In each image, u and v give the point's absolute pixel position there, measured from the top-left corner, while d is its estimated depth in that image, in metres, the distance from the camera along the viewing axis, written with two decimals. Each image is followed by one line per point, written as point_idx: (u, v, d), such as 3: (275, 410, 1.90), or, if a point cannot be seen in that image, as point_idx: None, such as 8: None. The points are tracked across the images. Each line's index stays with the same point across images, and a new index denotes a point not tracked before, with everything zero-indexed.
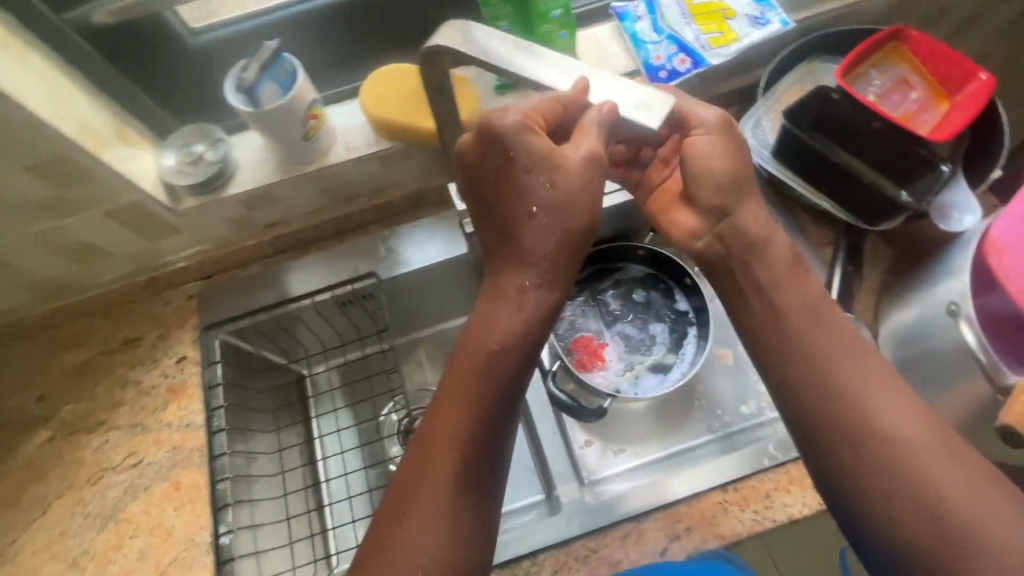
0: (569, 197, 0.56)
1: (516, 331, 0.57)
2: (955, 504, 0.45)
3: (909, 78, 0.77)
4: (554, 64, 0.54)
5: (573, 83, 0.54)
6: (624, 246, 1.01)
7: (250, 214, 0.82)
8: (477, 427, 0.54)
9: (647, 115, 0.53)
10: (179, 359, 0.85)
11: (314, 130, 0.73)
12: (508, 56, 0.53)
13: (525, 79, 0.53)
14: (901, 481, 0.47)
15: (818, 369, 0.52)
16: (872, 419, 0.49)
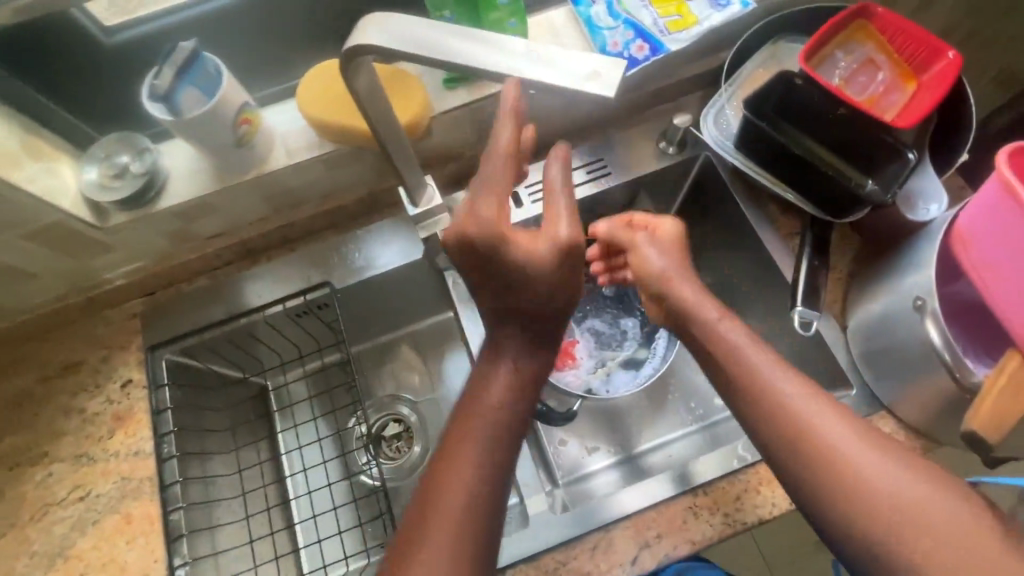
0: (560, 273, 0.52)
1: (509, 392, 0.56)
2: (920, 516, 0.46)
3: (876, 58, 0.74)
4: (481, 43, 0.43)
5: (505, 60, 0.42)
6: (595, 237, 0.96)
7: (189, 227, 0.77)
8: (484, 484, 0.52)
9: (596, 83, 0.39)
10: (124, 383, 0.80)
11: (248, 135, 0.68)
12: (427, 44, 0.44)
13: (447, 64, 0.43)
14: (866, 500, 0.48)
15: (774, 406, 0.54)
16: (829, 446, 0.51)
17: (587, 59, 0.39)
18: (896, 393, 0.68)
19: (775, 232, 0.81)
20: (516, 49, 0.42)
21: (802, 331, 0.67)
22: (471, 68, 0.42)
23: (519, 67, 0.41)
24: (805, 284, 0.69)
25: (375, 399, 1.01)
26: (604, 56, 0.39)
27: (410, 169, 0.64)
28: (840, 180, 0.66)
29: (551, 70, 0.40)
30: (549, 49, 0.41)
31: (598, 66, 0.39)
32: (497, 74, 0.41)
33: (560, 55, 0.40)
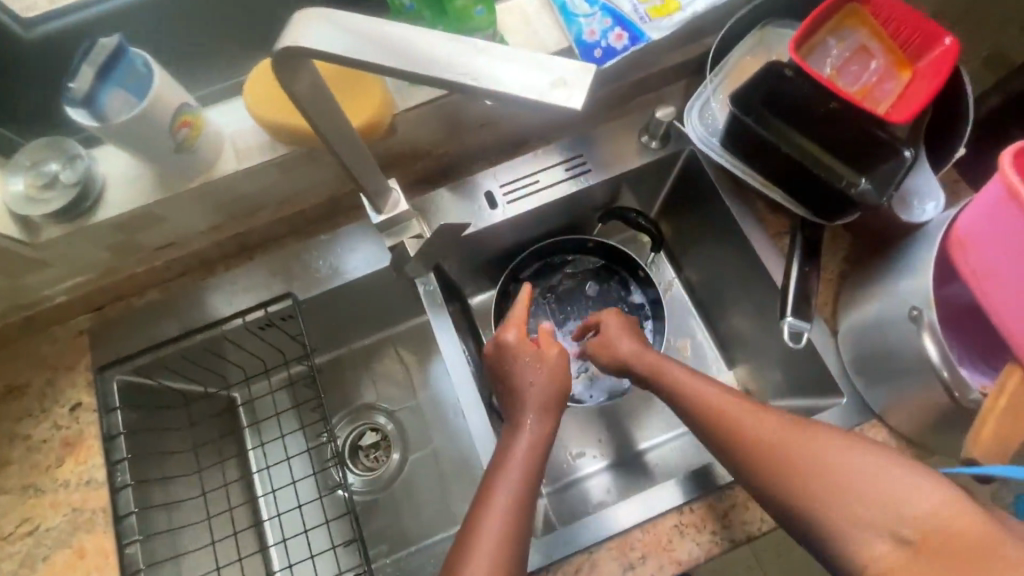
0: (555, 369, 0.70)
1: (532, 446, 0.64)
2: (878, 497, 0.48)
3: (869, 45, 0.70)
4: (429, 45, 0.37)
5: (460, 64, 0.36)
6: (574, 239, 0.90)
7: (133, 239, 0.71)
8: (516, 528, 0.57)
9: (561, 95, 0.33)
10: (73, 407, 0.74)
11: (190, 139, 0.61)
12: (368, 46, 0.38)
13: (392, 70, 0.37)
14: (825, 492, 0.51)
15: (727, 424, 0.60)
16: (779, 449, 0.55)
17: (554, 67, 0.34)
18: (886, 402, 0.65)
19: (762, 231, 0.77)
20: (469, 52, 0.36)
21: (792, 344, 0.63)
22: (419, 76, 0.37)
23: (473, 74, 0.35)
24: (795, 291, 0.65)
25: (351, 408, 0.97)
26: (570, 61, 0.34)
27: (371, 175, 0.58)
28: (833, 180, 0.62)
29: (510, 78, 0.35)
30: (506, 51, 0.35)
31: (563, 73, 0.34)
32: (449, 82, 0.36)
33: (520, 59, 0.35)
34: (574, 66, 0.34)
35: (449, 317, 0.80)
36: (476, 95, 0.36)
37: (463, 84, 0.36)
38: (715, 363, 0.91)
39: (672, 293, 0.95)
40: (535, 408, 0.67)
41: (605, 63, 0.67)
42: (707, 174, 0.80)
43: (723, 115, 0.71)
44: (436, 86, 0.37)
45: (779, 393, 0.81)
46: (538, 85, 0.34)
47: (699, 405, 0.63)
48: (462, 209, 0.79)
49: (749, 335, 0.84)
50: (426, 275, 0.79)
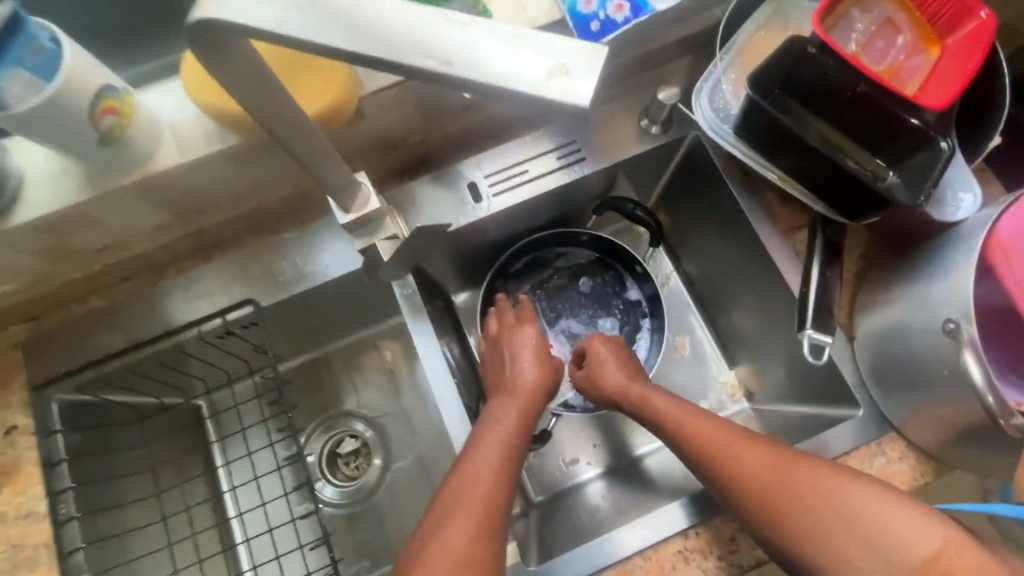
0: (551, 366, 0.68)
1: (515, 424, 0.61)
2: (883, 536, 0.46)
3: (896, 18, 0.62)
4: (386, 16, 0.28)
5: (427, 42, 0.28)
6: (566, 232, 0.82)
7: (65, 241, 0.61)
8: (490, 507, 0.53)
9: (562, 88, 0.26)
10: (7, 431, 0.65)
11: (118, 129, 0.52)
12: (308, 18, 0.29)
13: (341, 50, 0.29)
14: (825, 530, 0.48)
15: (711, 453, 0.55)
16: (772, 486, 0.51)
17: (551, 48, 0.26)
18: (908, 414, 0.60)
19: (773, 226, 0.70)
20: (439, 28, 0.27)
21: (813, 359, 0.60)
22: (376, 59, 0.28)
23: (446, 58, 0.27)
24: (813, 304, 0.61)
25: (326, 415, 0.89)
26: (572, 42, 0.26)
27: (335, 169, 0.50)
28: (862, 174, 0.55)
29: (494, 65, 0.27)
30: (487, 27, 0.27)
31: (563, 58, 0.26)
32: (415, 68, 0.27)
33: (507, 40, 0.27)
34: (577, 49, 0.26)
35: (430, 322, 0.72)
36: (450, 86, 0.27)
37: (433, 71, 0.27)
38: (715, 362, 0.85)
39: (670, 287, 0.88)
40: (527, 393, 0.65)
41: (604, 39, 0.59)
42: (712, 162, 0.73)
43: (736, 98, 0.63)
44: (398, 72, 0.29)
45: (784, 398, 0.76)
46: (532, 76, 0.26)
47: (686, 434, 0.58)
48: (442, 203, 0.71)
49: (753, 335, 0.78)
50: (403, 277, 0.71)
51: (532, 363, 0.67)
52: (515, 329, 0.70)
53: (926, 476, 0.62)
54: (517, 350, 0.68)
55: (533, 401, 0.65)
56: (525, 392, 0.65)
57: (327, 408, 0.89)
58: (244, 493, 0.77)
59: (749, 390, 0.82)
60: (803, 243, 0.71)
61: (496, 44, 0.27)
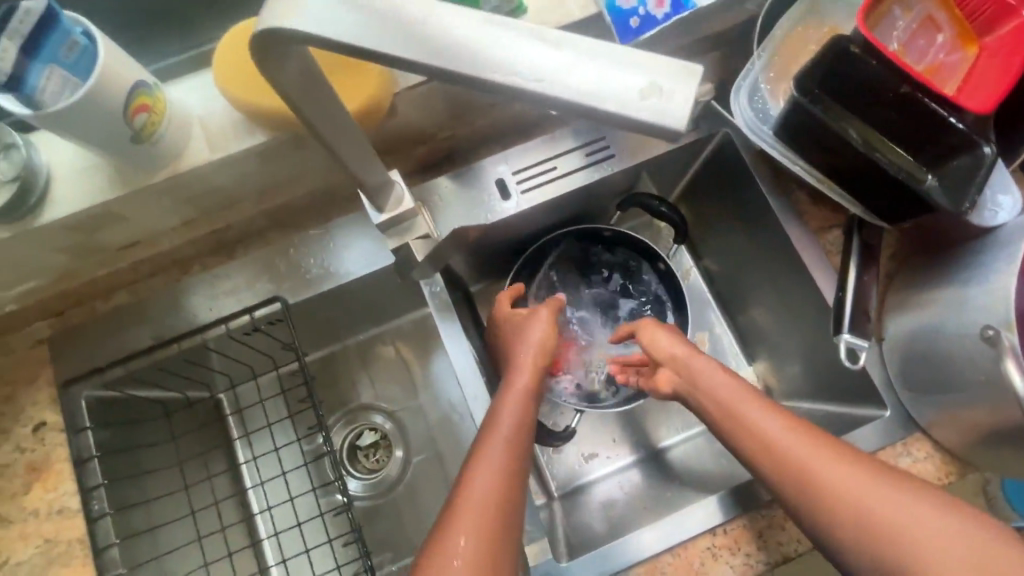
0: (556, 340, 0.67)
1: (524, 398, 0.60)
2: (910, 518, 0.47)
3: (935, 15, 0.61)
4: (464, 31, 0.28)
5: (506, 54, 0.27)
6: (588, 228, 0.80)
7: (91, 239, 0.61)
8: (509, 480, 0.53)
9: (658, 108, 0.25)
10: (36, 427, 0.65)
11: (150, 125, 0.51)
12: (380, 32, 0.29)
13: (418, 66, 0.28)
14: (859, 512, 0.49)
15: (749, 436, 0.57)
16: (810, 473, 0.52)
17: (642, 64, 0.26)
18: (936, 415, 0.61)
19: (803, 226, 0.70)
20: (522, 43, 0.27)
21: (850, 363, 0.61)
22: (457, 74, 0.28)
23: (532, 74, 0.27)
24: (850, 309, 0.62)
25: (346, 409, 0.89)
26: (665, 61, 0.26)
27: (371, 168, 0.49)
28: (905, 177, 0.55)
29: (583, 82, 0.26)
30: (574, 42, 0.27)
31: (655, 77, 0.26)
32: (499, 85, 0.27)
33: (595, 57, 0.26)
34: (670, 66, 0.26)
35: (457, 321, 0.72)
36: (534, 101, 0.27)
37: (515, 88, 0.27)
38: (735, 357, 0.84)
39: (690, 282, 0.88)
40: (532, 368, 0.63)
41: (644, 34, 0.58)
42: (742, 160, 0.72)
43: (776, 99, 0.63)
44: (479, 88, 0.28)
45: (805, 395, 0.77)
46: (625, 96, 0.26)
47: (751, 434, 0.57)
48: (470, 199, 0.69)
49: (775, 333, 0.78)
50: (432, 276, 0.71)
51: (537, 339, 0.66)
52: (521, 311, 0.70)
53: (950, 475, 0.62)
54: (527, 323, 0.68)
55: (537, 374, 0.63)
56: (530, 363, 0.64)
57: (347, 403, 0.89)
58: (270, 489, 0.78)
59: (767, 386, 0.81)
60: (833, 244, 0.70)
61: (582, 57, 0.26)
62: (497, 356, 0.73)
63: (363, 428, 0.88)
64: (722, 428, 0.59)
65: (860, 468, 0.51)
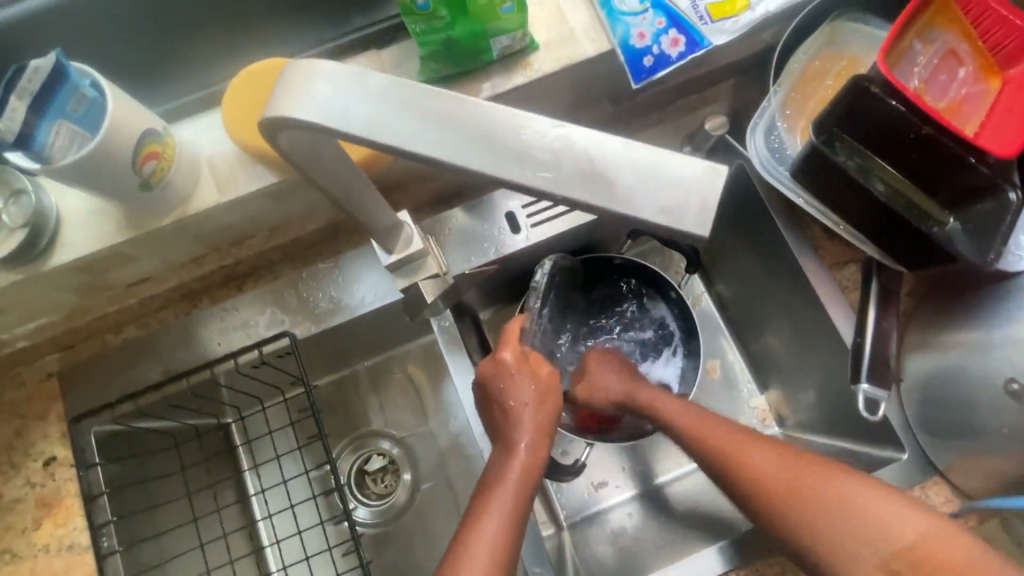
0: (555, 404, 0.60)
1: (519, 476, 0.55)
2: (871, 528, 0.50)
3: (958, 49, 0.60)
4: (485, 125, 0.31)
5: (546, 150, 0.31)
6: (600, 256, 0.79)
7: (101, 278, 0.61)
8: (502, 563, 0.51)
9: (677, 213, 0.30)
10: (46, 462, 0.65)
11: (159, 173, 0.51)
12: (399, 123, 0.31)
13: (442, 162, 0.31)
14: (830, 522, 0.51)
15: (741, 466, 0.57)
16: (774, 486, 0.54)
17: (667, 170, 0.30)
18: (957, 457, 0.59)
19: (819, 260, 0.68)
20: (547, 146, 0.30)
21: (869, 414, 0.60)
22: (485, 171, 0.31)
23: (557, 178, 0.30)
24: (869, 354, 0.61)
25: (356, 434, 0.85)
26: (689, 165, 0.30)
27: (380, 212, 0.49)
28: (915, 219, 0.54)
29: (608, 187, 0.30)
30: (601, 145, 0.30)
31: (674, 182, 0.30)
32: (534, 183, 0.30)
33: (621, 162, 0.30)
34: (697, 167, 0.30)
35: (467, 357, 0.71)
36: (566, 198, 0.31)
37: (543, 185, 0.31)
38: (746, 385, 0.82)
39: (701, 308, 0.86)
40: (533, 429, 0.58)
41: (659, 73, 0.59)
42: (757, 193, 0.70)
43: (793, 138, 0.63)
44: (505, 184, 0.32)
45: (820, 428, 0.74)
46: (648, 204, 0.30)
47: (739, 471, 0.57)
48: (478, 234, 0.68)
49: (788, 362, 0.76)
50: (441, 311, 0.70)
51: (532, 404, 0.58)
52: (517, 367, 0.59)
53: (970, 520, 0.60)
54: (521, 391, 0.59)
55: (543, 440, 0.58)
56: (530, 434, 0.57)
57: (350, 430, 0.85)
58: (279, 521, 0.77)
59: (780, 416, 0.80)
60: (849, 279, 0.69)
61: (616, 158, 0.30)
62: (485, 404, 0.62)
63: (370, 451, 0.85)
64: (715, 464, 0.59)
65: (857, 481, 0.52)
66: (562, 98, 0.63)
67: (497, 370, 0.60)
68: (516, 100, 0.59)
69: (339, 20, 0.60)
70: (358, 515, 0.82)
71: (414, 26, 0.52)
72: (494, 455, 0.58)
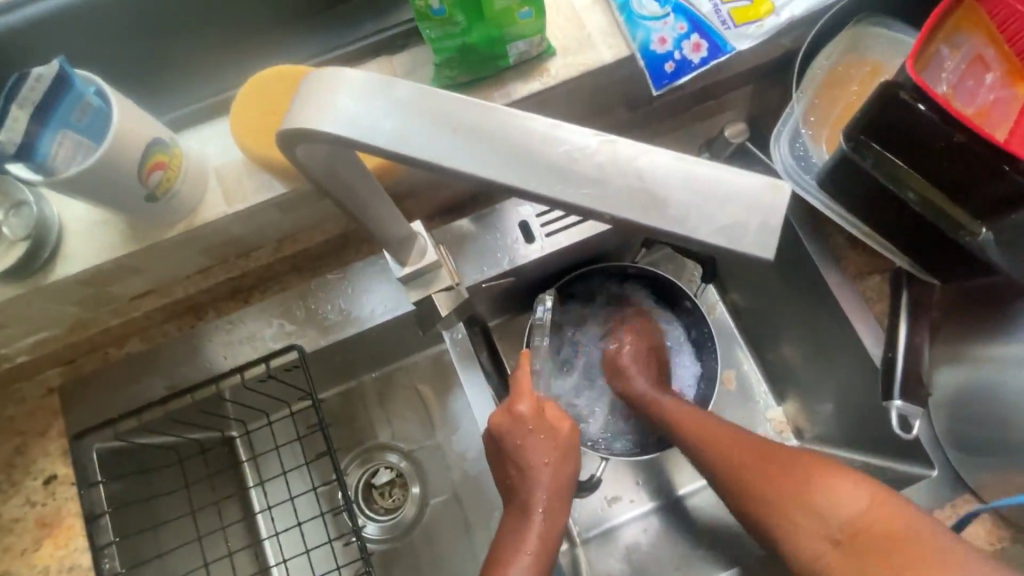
0: (572, 459, 0.59)
1: (538, 545, 0.54)
2: (826, 499, 0.51)
3: (984, 54, 0.58)
4: (520, 139, 0.29)
5: (591, 165, 0.29)
6: (612, 266, 0.74)
7: (104, 291, 0.59)
8: None
9: (737, 232, 0.28)
10: (47, 481, 0.62)
11: (164, 184, 0.50)
12: (425, 135, 0.29)
13: (467, 175, 0.29)
14: (782, 498, 0.54)
15: (730, 460, 0.59)
16: (749, 471, 0.57)
17: (724, 182, 0.28)
18: (990, 475, 0.57)
19: (840, 269, 0.66)
20: (590, 161, 0.29)
21: (903, 432, 0.59)
22: (523, 192, 0.29)
23: (603, 197, 0.29)
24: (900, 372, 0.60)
25: (361, 448, 0.82)
26: (749, 181, 0.28)
27: (394, 223, 0.47)
28: (948, 229, 0.54)
29: (661, 206, 0.28)
30: (650, 160, 0.29)
31: (730, 199, 0.28)
32: (580, 201, 0.29)
33: (674, 180, 0.28)
34: (755, 183, 0.29)
35: (480, 370, 0.69)
36: (618, 218, 0.29)
37: (588, 203, 0.29)
38: (763, 396, 0.79)
39: (715, 317, 0.83)
40: (555, 486, 0.57)
41: (679, 80, 0.57)
42: None
43: (817, 146, 0.62)
44: (543, 202, 0.30)
45: (840, 441, 0.72)
46: (706, 223, 0.28)
47: (726, 462, 0.59)
48: (491, 243, 0.66)
49: (806, 374, 0.74)
50: (453, 324, 0.69)
51: (551, 463, 0.57)
52: (531, 414, 0.57)
53: (1003, 541, 0.57)
54: (536, 450, 0.57)
55: (560, 488, 0.57)
56: (545, 498, 0.56)
57: (355, 443, 0.82)
58: (285, 540, 0.74)
59: (798, 429, 0.77)
60: (873, 289, 0.67)
61: (669, 175, 0.29)
62: (494, 460, 0.60)
63: (376, 464, 0.82)
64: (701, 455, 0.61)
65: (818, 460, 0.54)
66: (576, 106, 0.61)
67: (512, 424, 0.57)
68: (532, 107, 0.57)
69: (349, 27, 0.59)
70: (365, 531, 0.79)
71: (428, 30, 0.50)
72: (509, 519, 0.57)
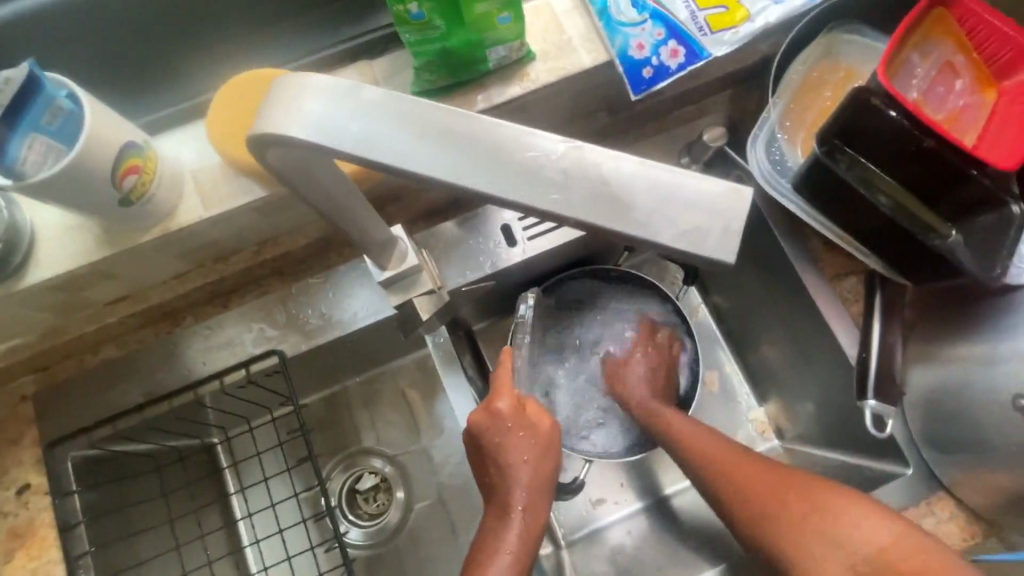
0: (554, 456, 0.59)
1: (518, 543, 0.54)
2: (853, 534, 0.50)
3: (955, 60, 0.59)
4: (489, 143, 0.29)
5: (560, 171, 0.29)
6: (596, 268, 0.75)
7: (77, 296, 0.58)
8: None
9: (700, 236, 0.29)
10: (19, 491, 0.61)
11: (139, 188, 0.49)
12: (395, 141, 0.30)
13: (436, 181, 0.29)
14: (803, 534, 0.52)
15: (724, 472, 0.60)
16: (746, 484, 0.58)
17: (688, 188, 0.29)
18: (960, 473, 0.58)
19: (818, 271, 0.67)
20: (557, 166, 0.29)
21: (875, 431, 0.61)
22: (491, 196, 0.29)
23: (570, 201, 0.29)
24: (874, 371, 0.62)
25: (345, 453, 0.82)
26: (713, 186, 0.29)
27: (374, 227, 0.47)
28: (918, 231, 0.55)
29: (626, 212, 0.29)
30: (616, 166, 0.29)
31: (693, 204, 0.29)
32: (547, 206, 0.29)
33: (640, 185, 0.29)
34: (719, 188, 0.29)
35: (463, 374, 0.69)
36: (585, 222, 0.29)
37: (555, 207, 0.29)
38: (745, 397, 0.80)
39: (698, 320, 0.84)
40: (536, 485, 0.57)
41: (657, 84, 0.58)
42: (756, 204, 0.69)
43: (793, 150, 0.63)
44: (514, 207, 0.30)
45: (820, 441, 0.72)
46: (668, 228, 0.29)
47: (717, 469, 0.60)
48: (474, 246, 0.67)
49: (787, 375, 0.75)
50: (436, 328, 0.69)
51: (532, 460, 0.57)
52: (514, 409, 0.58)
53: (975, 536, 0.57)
54: (519, 448, 0.57)
55: (539, 483, 0.57)
56: (525, 496, 0.56)
57: (339, 449, 0.81)
58: (266, 547, 0.73)
59: (779, 429, 0.78)
60: (850, 291, 0.68)
61: (635, 180, 0.29)
62: (473, 461, 0.60)
63: (360, 470, 0.81)
64: (704, 471, 0.61)
65: (840, 492, 0.53)
66: (556, 110, 0.62)
67: (493, 421, 0.57)
68: (512, 110, 0.58)
69: (329, 31, 0.59)
70: (349, 537, 0.78)
71: (405, 34, 0.50)
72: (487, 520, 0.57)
